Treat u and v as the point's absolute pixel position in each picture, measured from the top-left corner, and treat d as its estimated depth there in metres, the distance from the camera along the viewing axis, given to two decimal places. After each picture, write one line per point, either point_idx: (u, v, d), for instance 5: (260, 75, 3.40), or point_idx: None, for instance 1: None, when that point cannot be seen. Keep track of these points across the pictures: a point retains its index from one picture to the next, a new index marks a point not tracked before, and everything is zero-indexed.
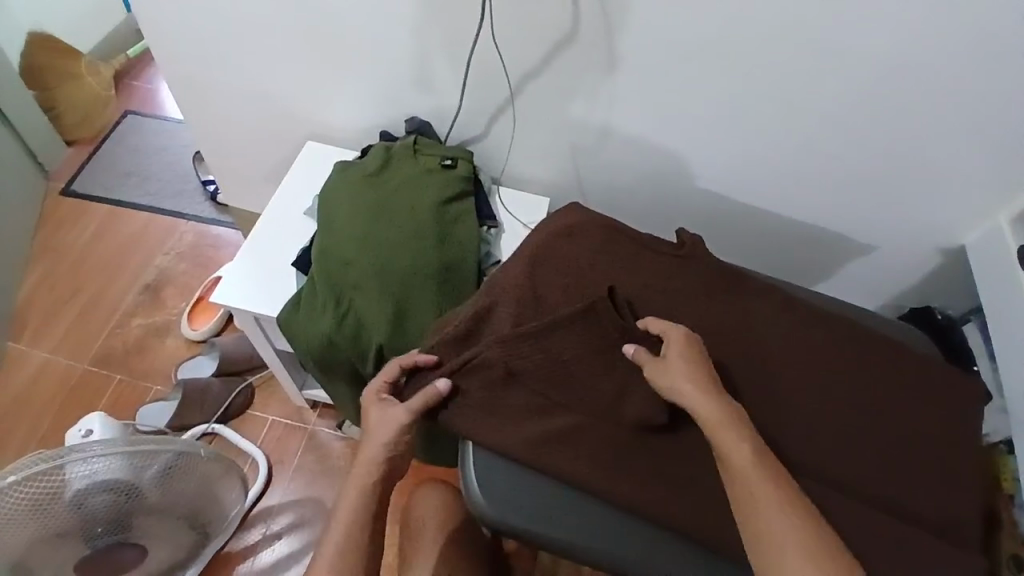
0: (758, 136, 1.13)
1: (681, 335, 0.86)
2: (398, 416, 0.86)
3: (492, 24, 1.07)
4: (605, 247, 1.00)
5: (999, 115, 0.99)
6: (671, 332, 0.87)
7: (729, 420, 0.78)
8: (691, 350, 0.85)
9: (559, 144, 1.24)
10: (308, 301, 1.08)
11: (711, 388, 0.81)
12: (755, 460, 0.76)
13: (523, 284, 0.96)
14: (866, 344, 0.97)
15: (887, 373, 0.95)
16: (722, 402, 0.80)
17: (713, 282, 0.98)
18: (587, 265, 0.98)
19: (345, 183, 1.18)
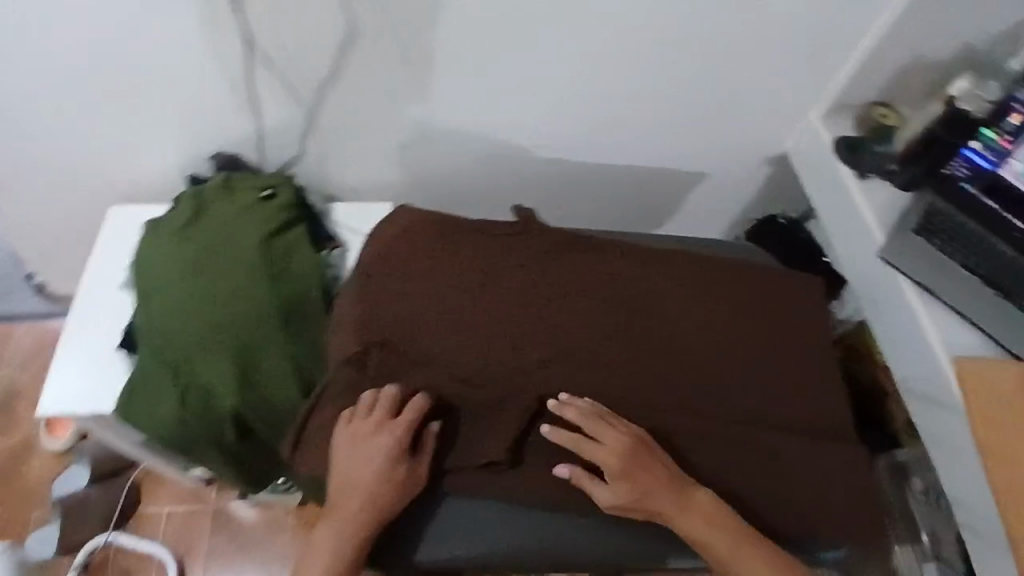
0: (571, 96, 1.11)
1: (621, 449, 0.83)
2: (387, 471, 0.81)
3: (264, 45, 0.99)
4: (443, 241, 0.96)
5: (779, 24, 1.02)
6: (609, 448, 0.82)
7: (693, 514, 0.82)
8: (633, 458, 0.82)
9: (382, 150, 1.18)
10: (145, 384, 1.00)
11: (658, 479, 0.83)
12: (707, 522, 0.82)
13: (366, 303, 0.90)
14: (711, 272, 0.99)
15: (735, 294, 0.98)
16: (683, 511, 0.82)
17: (554, 249, 0.96)
18: (428, 264, 0.94)
19: (158, 243, 1.07)
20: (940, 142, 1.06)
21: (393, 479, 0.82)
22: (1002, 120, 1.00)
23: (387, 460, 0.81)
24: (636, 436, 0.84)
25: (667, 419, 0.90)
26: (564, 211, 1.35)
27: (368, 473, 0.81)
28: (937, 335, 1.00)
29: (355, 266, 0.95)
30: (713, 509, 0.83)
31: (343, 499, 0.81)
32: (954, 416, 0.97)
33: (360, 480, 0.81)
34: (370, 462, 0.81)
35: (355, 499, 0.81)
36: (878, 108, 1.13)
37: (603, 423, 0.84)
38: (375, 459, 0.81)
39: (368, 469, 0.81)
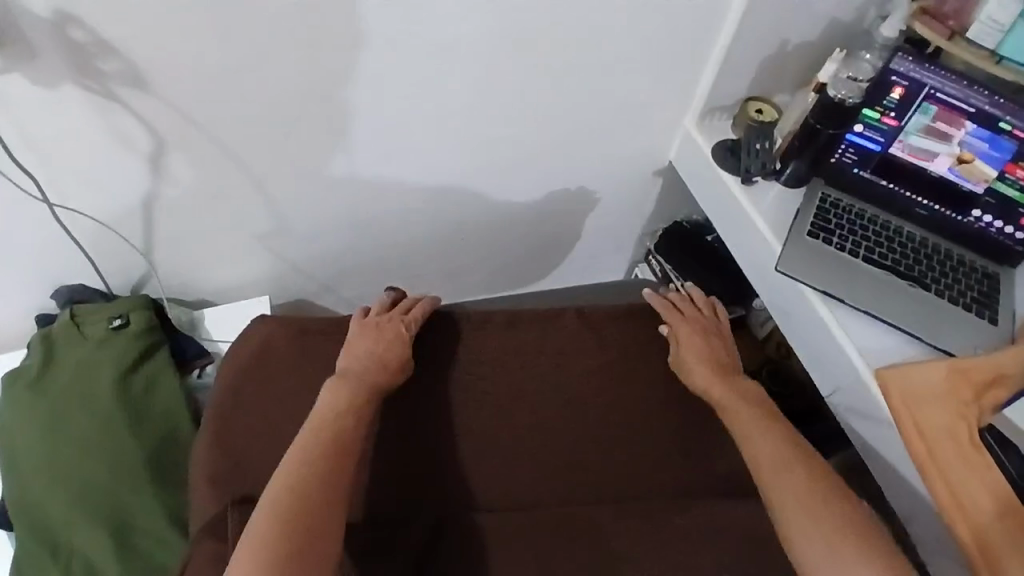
0: (425, 154, 1.05)
1: (697, 321, 0.95)
2: (382, 346, 0.85)
3: (65, 176, 0.89)
4: (304, 356, 0.87)
5: (618, 39, 0.96)
6: (688, 315, 0.95)
7: (734, 388, 0.88)
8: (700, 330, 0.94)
9: (242, 249, 1.10)
10: (23, 568, 0.91)
11: (716, 351, 0.92)
12: (739, 394, 0.88)
13: (231, 452, 0.83)
14: (590, 322, 0.96)
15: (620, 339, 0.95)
16: (726, 383, 0.89)
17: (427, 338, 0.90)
18: (290, 389, 0.86)
19: (11, 406, 0.97)
20: (822, 135, 0.99)
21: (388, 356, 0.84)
22: (883, 98, 0.94)
23: (396, 343, 0.86)
24: (712, 321, 0.96)
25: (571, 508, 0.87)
26: (461, 260, 1.28)
27: (369, 354, 0.84)
28: (847, 341, 0.94)
29: (213, 405, 0.85)
30: (754, 394, 0.88)
31: (352, 376, 0.82)
32: (883, 427, 0.92)
33: (358, 367, 0.82)
34: (368, 347, 0.84)
35: (358, 376, 0.82)
36: (752, 104, 1.07)
37: (693, 301, 0.98)
38: (376, 343, 0.85)
39: (375, 345, 0.85)
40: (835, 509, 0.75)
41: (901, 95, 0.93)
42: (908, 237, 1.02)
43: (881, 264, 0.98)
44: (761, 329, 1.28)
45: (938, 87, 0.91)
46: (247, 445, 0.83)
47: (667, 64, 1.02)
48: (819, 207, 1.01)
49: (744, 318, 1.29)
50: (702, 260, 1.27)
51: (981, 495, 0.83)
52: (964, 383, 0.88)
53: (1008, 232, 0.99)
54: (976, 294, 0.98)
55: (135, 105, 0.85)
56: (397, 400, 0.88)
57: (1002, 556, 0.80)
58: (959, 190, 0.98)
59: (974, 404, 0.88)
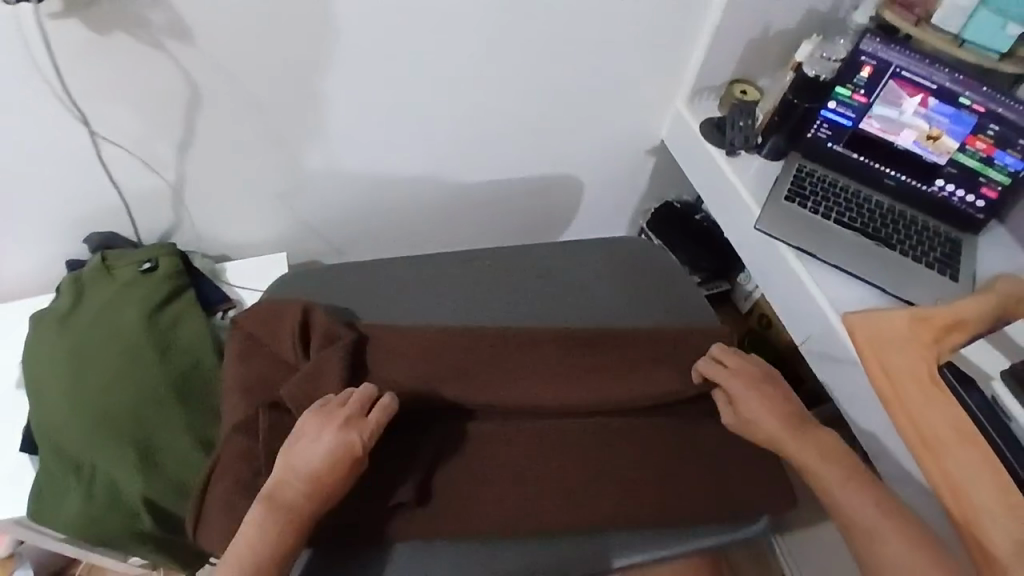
0: (437, 121, 1.14)
1: (750, 371, 0.92)
2: (319, 451, 0.76)
3: (107, 121, 0.98)
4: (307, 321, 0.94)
5: (616, 20, 1.06)
6: (737, 370, 0.91)
7: (809, 442, 0.85)
8: (759, 379, 0.91)
9: (261, 205, 1.17)
10: (48, 486, 0.96)
11: (780, 402, 0.89)
12: (812, 446, 0.84)
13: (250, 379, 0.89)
14: None
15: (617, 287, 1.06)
16: (797, 437, 0.85)
17: (415, 303, 1.02)
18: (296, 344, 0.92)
19: (38, 339, 1.02)
20: (798, 110, 1.10)
21: (336, 462, 0.76)
22: (854, 76, 1.04)
23: (340, 455, 0.77)
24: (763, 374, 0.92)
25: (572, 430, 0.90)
26: (464, 231, 1.36)
27: (313, 463, 0.76)
28: (820, 291, 1.02)
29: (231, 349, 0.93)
30: (829, 446, 0.84)
31: (285, 487, 0.75)
32: (854, 369, 1.00)
33: (292, 478, 0.76)
34: (313, 449, 0.77)
35: (293, 492, 0.75)
36: (738, 86, 1.18)
37: (739, 356, 0.94)
38: (322, 446, 0.77)
39: (317, 447, 0.77)
40: (902, 559, 0.74)
41: (870, 74, 1.04)
42: (877, 204, 1.12)
43: (852, 227, 1.08)
44: (743, 303, 1.38)
45: (905, 66, 1.02)
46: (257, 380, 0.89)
47: (660, 44, 1.13)
48: (796, 175, 1.11)
49: (728, 293, 1.39)
50: (694, 234, 1.37)
51: (945, 425, 0.91)
52: (926, 329, 0.96)
53: (969, 201, 1.09)
54: (938, 255, 1.08)
55: (179, 54, 0.93)
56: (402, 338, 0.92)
57: (961, 476, 0.88)
58: (924, 162, 1.08)
59: (935, 346, 0.96)
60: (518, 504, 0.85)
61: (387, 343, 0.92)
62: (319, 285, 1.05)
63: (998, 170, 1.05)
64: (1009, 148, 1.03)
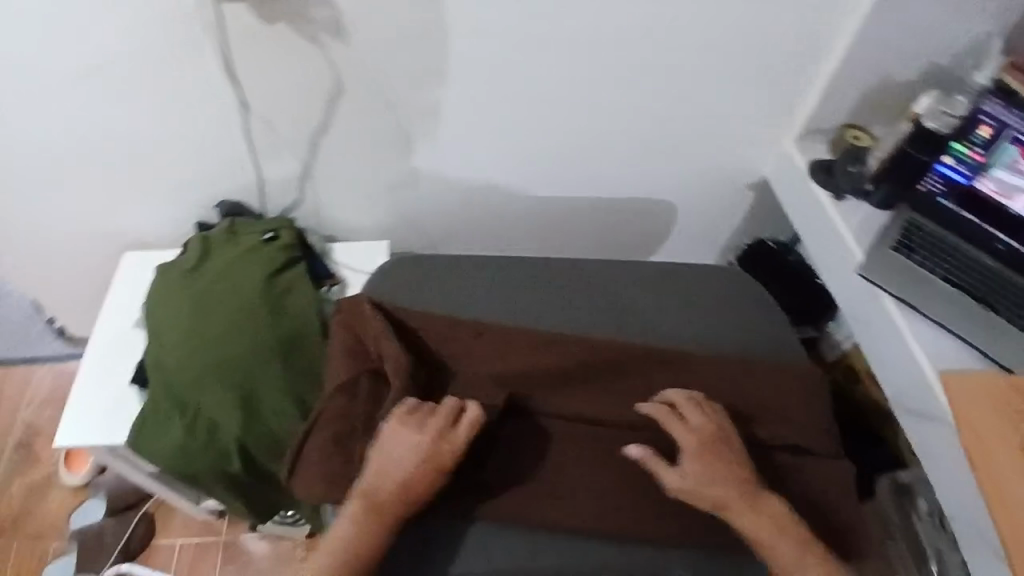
0: (551, 134, 1.19)
1: (709, 427, 0.86)
2: (409, 460, 0.82)
3: (258, 98, 1.07)
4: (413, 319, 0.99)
5: (738, 57, 1.10)
6: (695, 424, 0.86)
7: (760, 513, 0.81)
8: (714, 437, 0.86)
9: (375, 193, 1.24)
10: (153, 419, 1.04)
11: (728, 465, 0.84)
12: (760, 520, 0.81)
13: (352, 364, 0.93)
14: None
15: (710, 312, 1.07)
16: (751, 507, 0.82)
17: (514, 316, 1.05)
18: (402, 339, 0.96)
19: (164, 286, 1.12)
20: (914, 160, 1.09)
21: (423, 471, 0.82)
22: (972, 134, 1.04)
23: (424, 467, 0.82)
24: (723, 431, 0.86)
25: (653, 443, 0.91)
26: (556, 242, 1.41)
27: (401, 472, 0.82)
28: (917, 343, 1.01)
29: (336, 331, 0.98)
30: (774, 521, 0.81)
31: (377, 489, 0.81)
32: (941, 427, 0.97)
33: (381, 482, 0.81)
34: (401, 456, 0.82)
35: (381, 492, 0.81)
36: (850, 131, 1.17)
37: (700, 408, 0.88)
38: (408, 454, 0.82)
39: (405, 456, 0.82)
40: None
41: (989, 134, 1.03)
42: (987, 267, 1.04)
43: (958, 286, 1.04)
44: (830, 353, 1.36)
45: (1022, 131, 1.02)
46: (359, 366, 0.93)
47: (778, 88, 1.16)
48: (903, 228, 1.09)
49: (816, 341, 1.38)
50: (786, 277, 1.37)
51: None
52: None
53: None
54: None
55: (332, 50, 1.02)
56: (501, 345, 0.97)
57: None
58: None
59: None
60: (592, 504, 0.87)
61: (485, 337, 0.97)
62: (421, 284, 1.08)
63: None
64: None
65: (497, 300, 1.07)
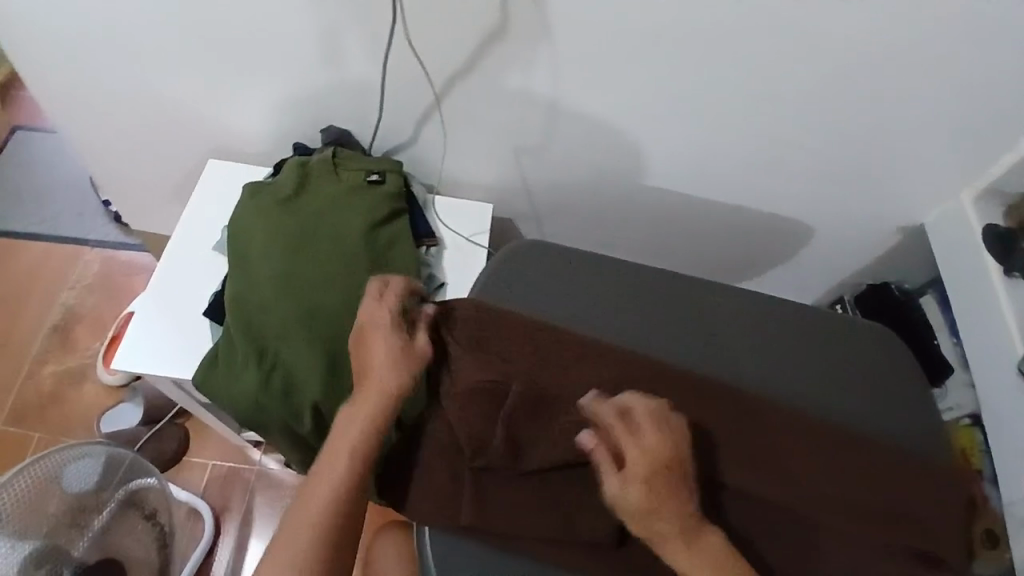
0: (711, 128, 1.05)
1: (658, 458, 0.71)
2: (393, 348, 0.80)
3: (407, 20, 0.93)
4: (532, 338, 0.84)
5: (960, 93, 0.94)
6: (644, 451, 0.71)
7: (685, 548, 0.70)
8: (660, 473, 0.70)
9: (500, 148, 1.12)
10: (227, 355, 0.97)
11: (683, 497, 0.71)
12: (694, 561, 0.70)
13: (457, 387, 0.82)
14: (829, 333, 0.94)
15: (867, 364, 0.92)
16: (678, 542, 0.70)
17: (640, 334, 0.91)
18: (510, 360, 0.83)
19: (257, 210, 1.03)
20: None
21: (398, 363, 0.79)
22: None
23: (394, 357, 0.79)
24: (677, 451, 0.72)
25: (762, 519, 0.79)
26: (662, 237, 1.29)
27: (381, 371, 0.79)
28: None
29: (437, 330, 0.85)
30: (720, 554, 0.70)
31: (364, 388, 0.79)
32: None
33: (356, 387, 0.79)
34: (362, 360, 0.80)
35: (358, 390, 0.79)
36: None
37: (658, 421, 0.74)
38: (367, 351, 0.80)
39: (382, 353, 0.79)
40: None
41: None
42: None
43: None
44: None
45: None
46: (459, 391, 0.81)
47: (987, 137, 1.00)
48: None
49: None
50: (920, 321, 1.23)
51: None
52: None
53: None
54: None
55: None
56: (631, 374, 0.83)
57: None
58: None
59: None
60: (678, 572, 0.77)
61: (604, 361, 0.83)
62: (537, 280, 0.93)
63: None
64: None
65: (626, 314, 0.92)
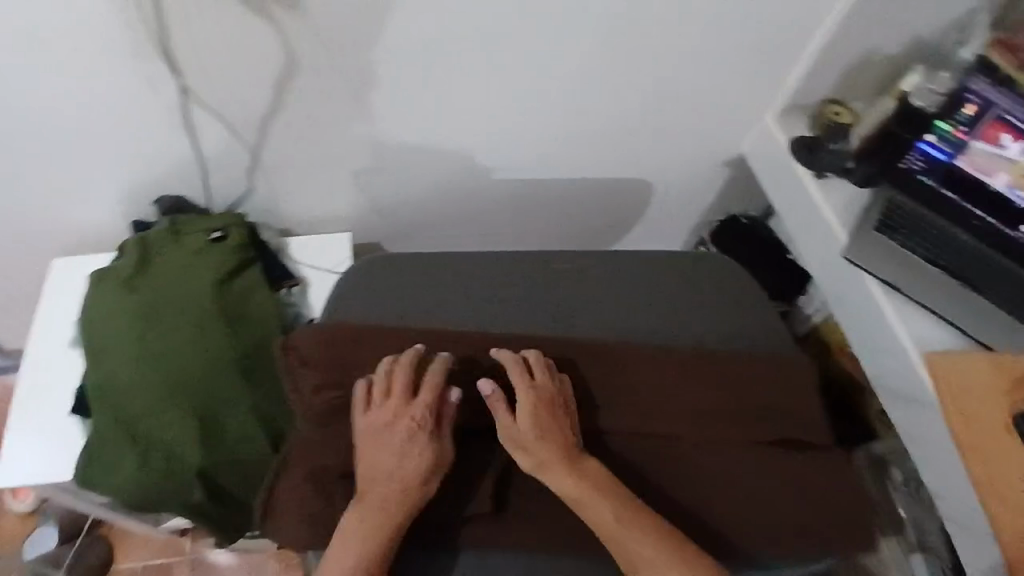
0: (525, 114, 1.10)
1: (533, 402, 0.80)
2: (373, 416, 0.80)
3: (197, 79, 0.94)
4: (383, 346, 0.86)
5: (724, 31, 1.04)
6: (522, 402, 0.80)
7: (580, 476, 0.78)
8: (544, 406, 0.81)
9: (337, 180, 1.13)
10: (98, 448, 0.95)
11: (560, 434, 0.80)
12: (580, 481, 0.77)
13: (319, 411, 0.84)
14: (670, 269, 1.00)
15: (709, 289, 0.99)
16: (570, 471, 0.78)
17: (496, 315, 0.94)
18: (364, 371, 0.85)
19: (103, 296, 1.01)
20: (896, 139, 1.03)
21: (393, 428, 0.79)
22: (955, 112, 0.96)
23: (396, 429, 0.79)
24: (553, 393, 0.82)
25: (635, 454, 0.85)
26: (525, 226, 1.34)
27: (381, 446, 0.78)
28: (903, 326, 0.98)
29: (289, 354, 0.87)
30: (603, 483, 0.78)
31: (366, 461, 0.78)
32: (928, 411, 0.96)
33: (378, 485, 0.77)
34: (381, 459, 0.78)
35: (379, 488, 0.77)
36: (831, 106, 1.13)
37: (526, 372, 0.83)
38: (389, 450, 0.78)
39: (376, 417, 0.79)
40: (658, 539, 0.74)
41: (974, 112, 0.95)
42: (963, 245, 1.01)
43: (942, 269, 1.02)
44: (800, 328, 1.34)
45: (1008, 109, 0.93)
46: (318, 411, 0.84)
47: (770, 56, 1.09)
48: (885, 207, 1.05)
49: (787, 315, 1.34)
50: (756, 257, 1.34)
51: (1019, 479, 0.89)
52: (1005, 377, 0.94)
53: None
54: None
55: (279, 21, 0.89)
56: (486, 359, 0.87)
57: None
58: (1016, 208, 0.98)
59: (1010, 396, 0.94)
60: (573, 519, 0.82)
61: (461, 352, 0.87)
62: (387, 290, 0.95)
63: None
64: None
65: (477, 300, 0.95)
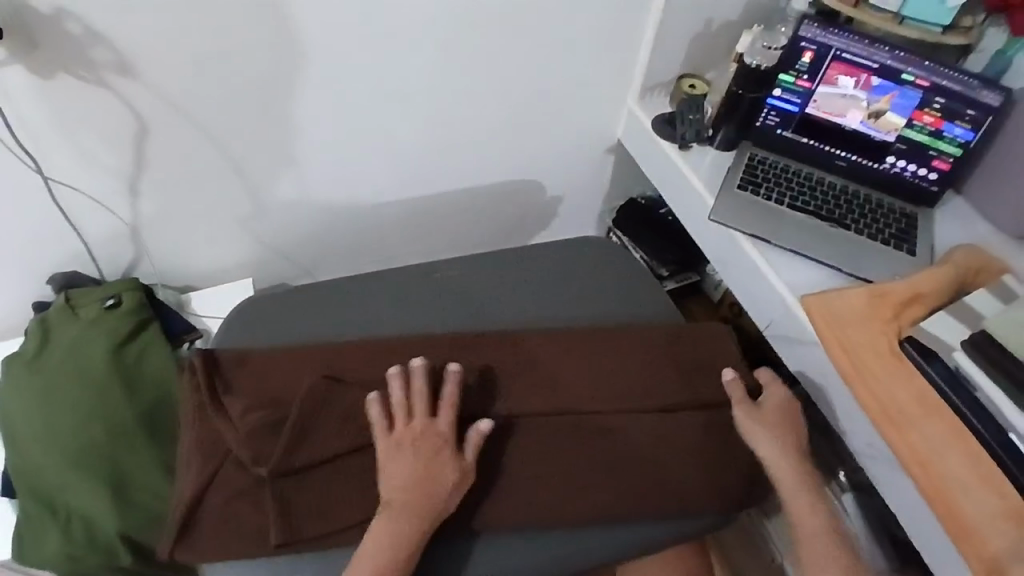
0: (392, 133, 1.14)
1: (780, 410, 0.93)
2: (393, 433, 0.81)
3: (58, 157, 0.96)
4: (292, 361, 0.87)
5: (560, 23, 1.09)
6: (768, 412, 0.93)
7: (801, 474, 0.90)
8: (784, 417, 0.93)
9: (225, 230, 1.17)
10: (24, 527, 0.97)
11: (791, 442, 0.91)
12: (803, 480, 0.89)
13: (248, 425, 0.81)
14: (545, 259, 1.07)
15: (582, 274, 1.06)
16: (797, 465, 0.90)
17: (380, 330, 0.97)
18: (275, 386, 0.85)
19: (7, 381, 1.03)
20: (744, 102, 1.11)
21: (421, 448, 0.81)
22: (796, 63, 1.06)
23: (425, 447, 0.81)
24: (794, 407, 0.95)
25: (528, 434, 0.88)
26: (427, 243, 1.38)
27: (403, 465, 0.80)
28: (773, 272, 1.03)
29: (198, 372, 0.85)
30: (816, 496, 0.89)
31: (392, 477, 0.80)
32: (815, 349, 0.99)
33: (405, 494, 0.79)
34: (409, 472, 0.79)
35: (409, 496, 0.79)
36: (685, 81, 1.19)
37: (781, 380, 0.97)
38: (418, 464, 0.80)
39: (401, 429, 0.81)
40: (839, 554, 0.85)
41: (811, 59, 1.06)
42: (830, 186, 1.12)
43: (806, 210, 1.08)
44: (713, 293, 1.41)
45: (843, 49, 1.04)
46: (246, 424, 0.82)
47: (616, 29, 1.13)
48: (748, 164, 1.12)
49: (699, 283, 1.42)
50: (655, 242, 1.39)
51: (907, 397, 0.91)
52: (884, 305, 0.96)
53: (921, 175, 1.10)
54: (894, 232, 1.08)
55: (121, 89, 0.92)
56: (385, 363, 0.89)
57: (931, 449, 0.88)
58: (872, 141, 1.09)
59: (895, 322, 0.96)
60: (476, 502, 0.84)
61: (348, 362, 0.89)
62: (268, 327, 0.97)
63: (948, 142, 1.06)
64: (957, 119, 1.04)
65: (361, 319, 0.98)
